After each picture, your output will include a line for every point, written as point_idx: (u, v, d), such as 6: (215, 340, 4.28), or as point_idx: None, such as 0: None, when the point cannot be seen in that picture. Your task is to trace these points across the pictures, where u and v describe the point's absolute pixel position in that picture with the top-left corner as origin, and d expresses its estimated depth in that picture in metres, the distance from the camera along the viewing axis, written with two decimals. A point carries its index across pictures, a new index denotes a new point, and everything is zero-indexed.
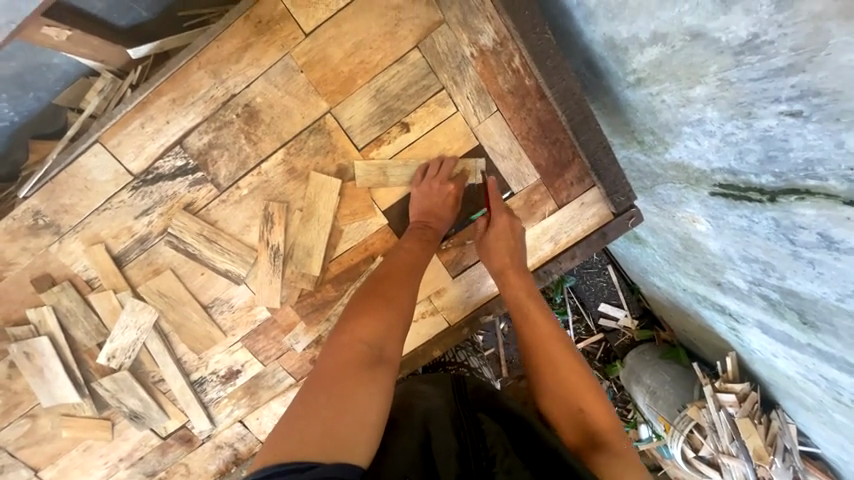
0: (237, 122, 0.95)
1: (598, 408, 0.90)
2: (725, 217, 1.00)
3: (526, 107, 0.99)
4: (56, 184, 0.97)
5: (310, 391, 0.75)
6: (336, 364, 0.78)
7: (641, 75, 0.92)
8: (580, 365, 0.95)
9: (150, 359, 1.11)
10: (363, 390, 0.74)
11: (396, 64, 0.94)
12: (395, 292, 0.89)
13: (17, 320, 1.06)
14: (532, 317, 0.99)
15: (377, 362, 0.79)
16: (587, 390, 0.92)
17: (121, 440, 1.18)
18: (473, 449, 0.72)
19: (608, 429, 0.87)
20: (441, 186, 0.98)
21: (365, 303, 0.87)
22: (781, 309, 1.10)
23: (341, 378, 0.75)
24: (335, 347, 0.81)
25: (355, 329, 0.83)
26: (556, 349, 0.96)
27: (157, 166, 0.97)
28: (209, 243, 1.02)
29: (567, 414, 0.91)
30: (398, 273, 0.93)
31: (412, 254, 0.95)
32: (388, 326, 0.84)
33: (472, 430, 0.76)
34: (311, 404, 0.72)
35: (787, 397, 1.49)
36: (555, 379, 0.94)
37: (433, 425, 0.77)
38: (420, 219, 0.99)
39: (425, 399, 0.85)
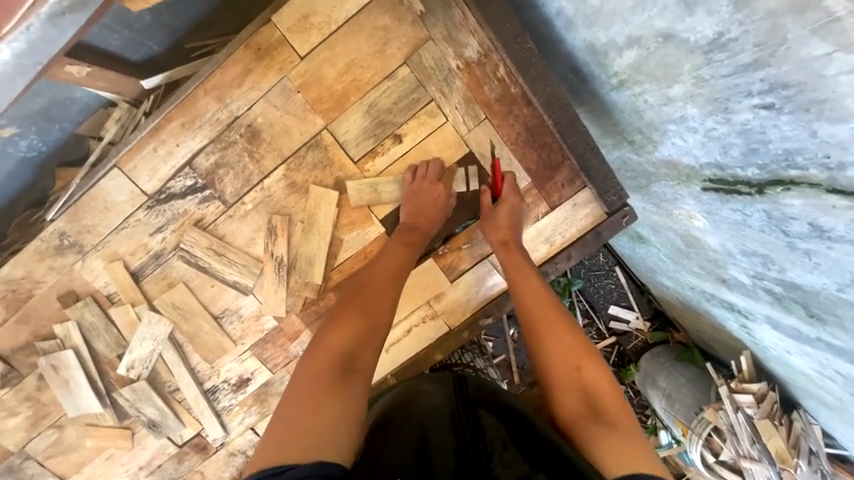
0: (241, 141, 1.02)
1: (597, 373, 0.90)
2: (719, 211, 1.01)
3: (513, 114, 1.02)
4: (79, 207, 1.06)
5: (291, 397, 0.81)
6: (312, 374, 0.83)
7: (623, 77, 0.94)
8: (578, 331, 0.96)
9: (166, 369, 1.17)
10: (338, 398, 0.79)
11: (387, 80, 0.99)
12: (371, 299, 0.93)
13: (46, 335, 1.14)
14: (531, 288, 0.99)
15: (351, 369, 0.84)
16: (587, 354, 0.92)
17: (140, 449, 1.24)
18: (472, 444, 0.74)
19: (608, 393, 0.88)
20: (429, 186, 1.01)
21: (341, 311, 0.92)
22: (787, 303, 1.08)
23: (317, 387, 0.80)
24: (311, 357, 0.86)
25: (329, 339, 0.88)
26: (556, 320, 0.95)
27: (169, 186, 1.05)
28: (218, 256, 1.08)
29: (568, 381, 0.90)
30: (375, 282, 0.96)
31: (394, 260, 0.99)
32: (364, 332, 0.89)
33: (472, 426, 0.78)
34: (293, 411, 0.78)
35: (807, 396, 1.44)
36: (555, 345, 0.93)
37: (431, 421, 0.79)
38: (409, 220, 1.02)
39: (426, 398, 0.87)
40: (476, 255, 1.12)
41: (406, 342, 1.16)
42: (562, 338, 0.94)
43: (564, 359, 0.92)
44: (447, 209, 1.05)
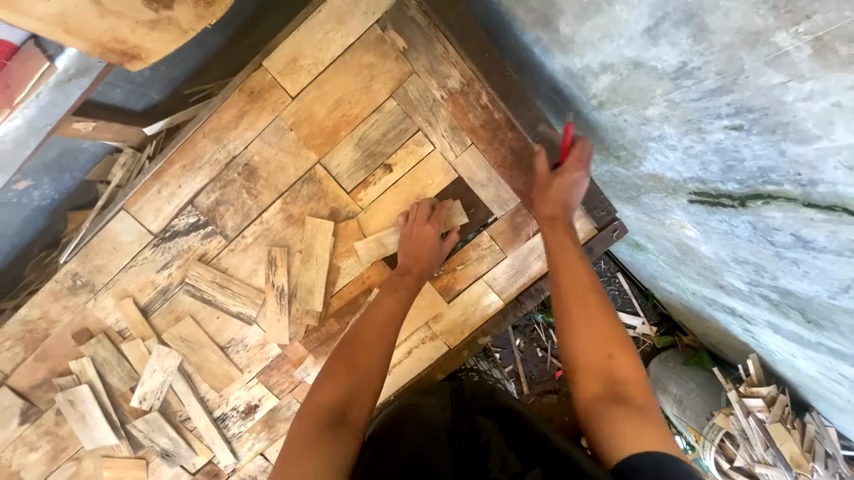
0: (239, 179, 1.06)
1: (627, 362, 0.87)
2: (707, 222, 1.02)
3: (498, 138, 1.05)
4: (90, 248, 1.11)
5: (284, 457, 0.80)
6: (304, 432, 0.83)
7: (602, 99, 0.96)
8: (615, 316, 0.92)
9: (177, 399, 1.21)
10: (329, 451, 0.79)
11: (375, 113, 1.04)
12: (361, 355, 0.95)
13: (62, 371, 1.19)
14: (568, 267, 0.97)
15: (340, 424, 0.84)
16: (619, 342, 0.89)
17: (155, 478, 1.27)
18: (468, 450, 0.77)
19: (633, 383, 0.84)
20: (419, 228, 1.04)
21: (332, 368, 0.94)
22: (784, 308, 1.09)
23: (307, 443, 0.80)
24: (303, 418, 0.87)
25: (315, 397, 0.90)
26: (593, 303, 0.93)
27: (173, 224, 1.10)
28: (222, 289, 1.12)
29: (595, 362, 0.88)
30: (369, 335, 0.98)
31: (382, 311, 1.01)
32: (353, 388, 0.91)
33: (468, 432, 0.82)
34: (286, 466, 0.77)
35: (818, 399, 1.41)
36: (587, 325, 0.91)
37: (432, 432, 0.82)
38: (404, 262, 1.06)
39: (425, 413, 0.90)
40: (471, 275, 1.14)
41: (407, 362, 1.19)
42: (595, 319, 0.91)
43: (594, 341, 0.89)
44: (440, 254, 1.08)
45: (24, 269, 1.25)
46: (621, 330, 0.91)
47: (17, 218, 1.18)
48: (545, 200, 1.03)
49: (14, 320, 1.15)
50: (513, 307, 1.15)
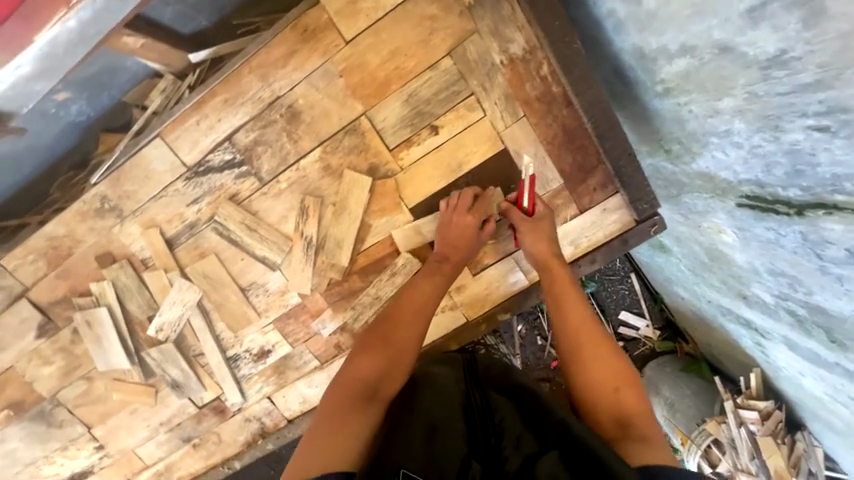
0: (281, 121, 1.03)
1: (634, 395, 0.89)
2: (751, 228, 1.00)
3: (552, 114, 1.02)
4: (121, 172, 1.09)
5: (317, 423, 0.88)
6: (339, 401, 0.90)
7: (669, 85, 0.93)
8: (620, 353, 0.94)
9: (193, 334, 1.22)
10: (359, 420, 0.88)
11: (429, 70, 0.99)
12: (399, 335, 0.98)
13: (81, 292, 1.19)
14: (573, 307, 0.99)
15: (372, 399, 0.92)
16: (626, 376, 0.92)
17: (163, 406, 1.30)
18: (482, 428, 0.86)
19: (643, 417, 0.86)
20: (460, 217, 1.01)
21: (369, 342, 0.98)
22: (808, 326, 1.08)
23: (342, 412, 0.89)
24: (338, 384, 0.94)
25: (350, 369, 0.95)
26: (593, 342, 0.95)
27: (208, 159, 1.07)
28: (250, 231, 1.11)
29: (604, 399, 0.90)
30: (403, 315, 1.00)
31: (420, 295, 1.01)
32: (387, 366, 0.95)
33: (483, 408, 0.90)
34: (321, 431, 0.86)
35: (814, 419, 1.44)
36: (596, 364, 0.93)
37: (448, 406, 0.90)
38: (442, 250, 1.03)
39: (439, 382, 0.97)
40: (501, 251, 1.13)
41: (424, 328, 1.20)
42: (601, 358, 0.93)
43: (601, 378, 0.92)
44: (479, 246, 1.05)
45: (49, 187, 1.24)
46: (628, 365, 0.93)
47: (48, 132, 1.15)
48: (538, 234, 1.01)
49: (39, 235, 1.15)
50: (537, 289, 1.14)
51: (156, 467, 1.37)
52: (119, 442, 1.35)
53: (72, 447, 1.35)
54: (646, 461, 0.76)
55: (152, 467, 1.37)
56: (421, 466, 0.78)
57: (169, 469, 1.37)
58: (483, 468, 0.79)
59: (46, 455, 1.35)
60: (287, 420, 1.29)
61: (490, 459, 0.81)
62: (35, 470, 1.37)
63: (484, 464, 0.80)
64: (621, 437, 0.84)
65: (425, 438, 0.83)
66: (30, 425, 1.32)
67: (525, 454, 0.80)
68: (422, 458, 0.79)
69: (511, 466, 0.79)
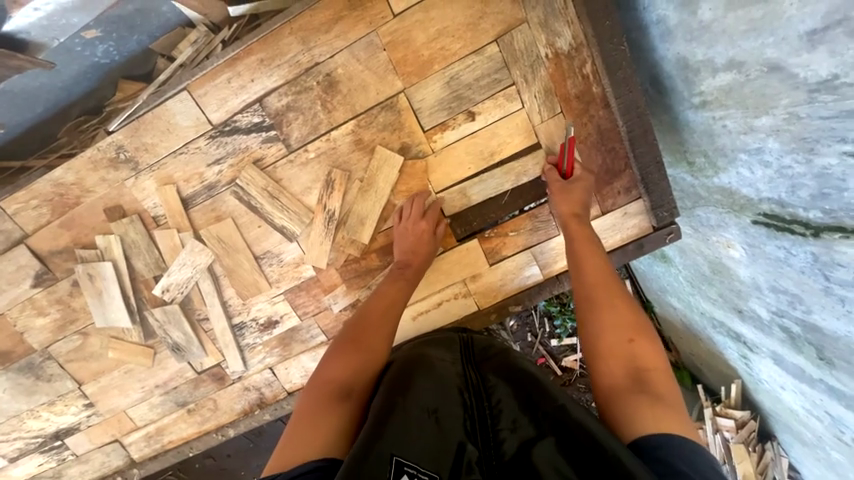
0: (317, 88, 1.01)
1: (650, 349, 0.85)
2: (762, 246, 1.04)
3: (589, 113, 1.03)
4: (142, 123, 1.05)
5: (294, 422, 0.81)
6: (308, 406, 0.83)
7: (707, 98, 0.95)
8: (637, 308, 0.91)
9: (199, 298, 1.19)
10: (333, 415, 0.80)
11: (474, 55, 0.99)
12: (363, 340, 0.96)
13: (86, 244, 1.15)
14: (593, 259, 0.99)
15: (346, 396, 0.85)
16: (642, 329, 0.88)
17: (160, 369, 1.28)
18: (479, 409, 0.78)
19: (657, 370, 0.82)
20: (414, 225, 1.05)
21: (337, 348, 0.95)
22: (799, 343, 1.15)
23: (312, 414, 0.81)
24: (306, 393, 0.87)
25: (327, 370, 0.91)
26: (612, 297, 0.93)
27: (236, 119, 1.04)
28: (272, 199, 1.09)
29: (616, 348, 0.86)
30: (374, 313, 1.01)
31: (386, 299, 1.03)
32: (364, 366, 0.91)
33: (480, 392, 0.81)
34: (292, 434, 0.78)
35: (785, 430, 1.55)
36: (612, 314, 0.91)
37: (444, 387, 0.82)
38: (401, 257, 1.08)
39: (436, 363, 0.90)
40: (520, 244, 1.14)
41: (435, 313, 1.20)
42: (617, 309, 0.91)
43: (615, 328, 0.89)
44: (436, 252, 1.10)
45: (58, 131, 1.18)
46: (644, 320, 0.90)
47: (63, 72, 1.09)
48: (566, 196, 1.02)
49: (44, 180, 1.09)
50: (550, 284, 1.16)
51: (147, 429, 1.35)
52: (110, 401, 1.32)
53: (59, 403, 1.32)
54: (651, 430, 0.70)
55: (142, 429, 1.36)
56: (413, 454, 0.69)
57: (160, 432, 1.35)
58: (479, 455, 0.71)
59: (31, 409, 1.33)
60: (287, 393, 1.29)
61: (487, 446, 0.72)
62: (18, 422, 1.35)
63: (480, 450, 0.71)
64: (631, 387, 0.79)
65: (424, 423, 0.74)
66: (16, 377, 1.29)
67: (522, 439, 0.71)
68: (418, 446, 0.70)
69: (508, 451, 0.70)
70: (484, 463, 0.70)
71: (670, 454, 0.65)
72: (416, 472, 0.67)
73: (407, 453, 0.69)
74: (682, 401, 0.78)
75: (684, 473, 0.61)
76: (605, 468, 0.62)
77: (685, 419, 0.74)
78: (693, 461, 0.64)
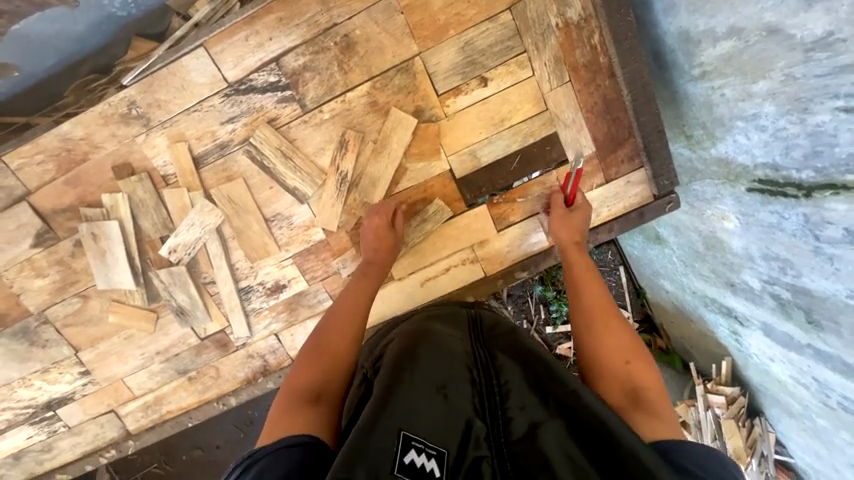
0: (334, 49, 1.03)
1: (648, 369, 0.89)
2: (755, 213, 1.11)
3: (595, 83, 1.07)
4: (156, 79, 1.04)
5: (269, 424, 0.82)
6: (280, 407, 0.85)
7: (706, 69, 1.01)
8: (634, 333, 0.95)
9: (206, 261, 1.18)
10: (306, 414, 0.81)
11: (488, 22, 1.02)
12: (331, 341, 0.97)
13: (91, 203, 1.13)
14: (591, 285, 1.03)
15: (315, 399, 0.86)
16: (639, 352, 0.92)
17: (161, 335, 1.26)
18: (487, 387, 0.79)
19: (652, 388, 0.86)
20: (371, 221, 1.10)
21: (306, 353, 0.96)
22: (789, 310, 1.21)
23: (287, 413, 0.82)
24: (280, 397, 0.88)
25: (297, 374, 0.92)
26: (610, 319, 0.97)
27: (252, 78, 1.05)
28: (285, 159, 1.10)
29: (613, 369, 0.90)
30: (340, 316, 1.02)
31: (350, 300, 1.04)
32: (331, 372, 0.93)
33: (490, 370, 0.83)
34: (270, 430, 0.80)
35: (772, 404, 1.61)
36: (610, 336, 0.94)
37: (453, 365, 0.83)
38: (366, 256, 1.10)
39: (442, 342, 0.92)
40: (527, 211, 1.17)
41: (443, 279, 1.22)
42: (615, 332, 0.95)
43: (612, 350, 0.92)
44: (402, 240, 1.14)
45: (64, 89, 1.17)
46: (641, 344, 0.94)
47: (76, 27, 1.09)
48: (569, 223, 1.10)
49: (52, 134, 1.08)
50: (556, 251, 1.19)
51: (145, 398, 1.33)
52: (108, 369, 1.29)
53: (54, 370, 1.29)
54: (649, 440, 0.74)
55: (140, 399, 1.33)
56: (422, 430, 0.70)
57: (158, 402, 1.33)
58: (487, 432, 0.72)
59: (23, 377, 1.29)
60: (292, 359, 1.28)
61: (495, 423, 0.73)
62: (8, 391, 1.31)
63: (489, 427, 0.72)
64: (627, 403, 0.83)
65: (434, 399, 0.75)
66: (9, 343, 1.25)
67: (530, 419, 0.72)
68: (427, 423, 0.72)
69: (516, 429, 0.71)
70: (491, 439, 0.71)
71: (681, 455, 0.69)
72: (423, 446, 0.68)
73: (414, 428, 0.70)
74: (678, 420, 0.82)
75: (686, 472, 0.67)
76: (613, 454, 0.66)
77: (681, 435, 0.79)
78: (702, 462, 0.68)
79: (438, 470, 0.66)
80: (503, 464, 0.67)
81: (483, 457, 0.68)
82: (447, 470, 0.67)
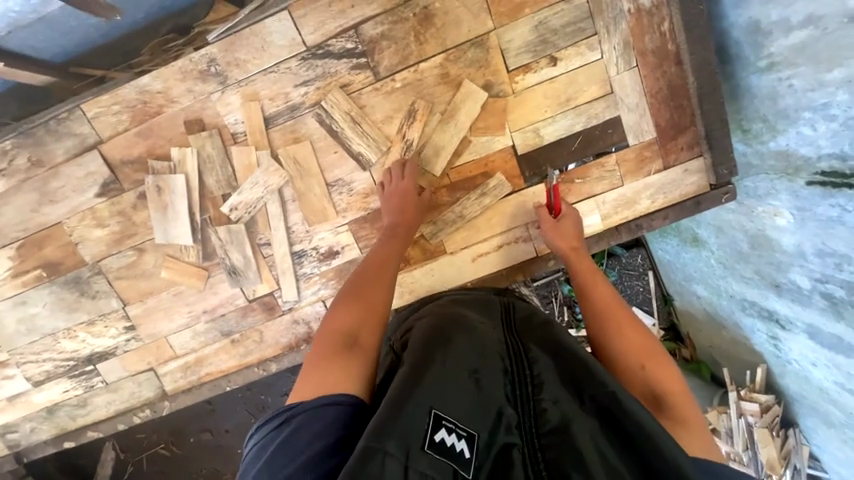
0: (413, 20, 1.06)
1: (667, 373, 0.80)
2: (814, 207, 1.12)
3: (661, 69, 1.10)
4: (237, 38, 1.08)
5: (306, 371, 0.75)
6: (318, 353, 0.77)
7: (775, 60, 1.04)
8: (646, 331, 0.87)
9: (264, 221, 1.20)
10: (346, 366, 0.74)
11: (563, 3, 1.06)
12: (366, 291, 0.89)
13: (159, 156, 1.16)
14: (596, 284, 0.97)
15: (353, 346, 0.78)
16: (654, 352, 0.83)
17: (210, 294, 1.26)
18: (518, 377, 0.71)
19: (676, 392, 0.77)
20: (395, 184, 1.10)
21: (342, 299, 0.88)
22: (841, 309, 1.21)
23: (324, 360, 0.75)
24: (317, 341, 0.80)
25: (333, 321, 0.83)
26: (619, 318, 0.89)
27: (329, 43, 1.08)
28: (353, 124, 1.13)
29: (628, 372, 0.82)
30: (374, 271, 0.95)
31: (381, 258, 0.98)
32: (369, 319, 0.84)
33: (522, 358, 0.75)
34: (306, 377, 0.74)
35: (809, 415, 1.58)
36: (623, 340, 0.86)
37: (484, 351, 0.76)
38: (390, 218, 1.08)
39: (475, 327, 0.85)
40: (585, 192, 1.19)
41: (495, 256, 1.23)
42: (626, 332, 0.87)
43: (625, 352, 0.84)
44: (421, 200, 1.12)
45: (141, 47, 1.20)
46: (655, 343, 0.85)
47: None
48: (560, 231, 1.10)
49: (130, 85, 1.10)
50: (610, 235, 1.20)
51: (186, 358, 1.33)
52: (153, 326, 1.30)
53: (100, 323, 1.29)
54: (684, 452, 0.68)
55: (180, 359, 1.33)
56: (453, 412, 0.65)
57: (199, 363, 1.32)
58: (519, 420, 0.65)
59: (68, 328, 1.30)
60: None
61: (526, 412, 0.66)
62: (52, 342, 1.31)
63: (520, 415, 0.65)
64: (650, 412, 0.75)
65: (465, 386, 0.69)
66: (60, 292, 1.26)
67: (563, 413, 0.64)
68: (459, 406, 0.66)
69: (547, 422, 0.64)
70: (522, 427, 0.64)
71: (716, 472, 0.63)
72: (454, 427, 0.63)
73: (445, 409, 0.65)
74: (705, 428, 0.74)
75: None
76: (656, 466, 0.58)
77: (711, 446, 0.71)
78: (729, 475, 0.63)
79: (468, 452, 0.60)
80: (534, 453, 0.61)
81: (513, 444, 0.62)
82: (477, 453, 0.61)
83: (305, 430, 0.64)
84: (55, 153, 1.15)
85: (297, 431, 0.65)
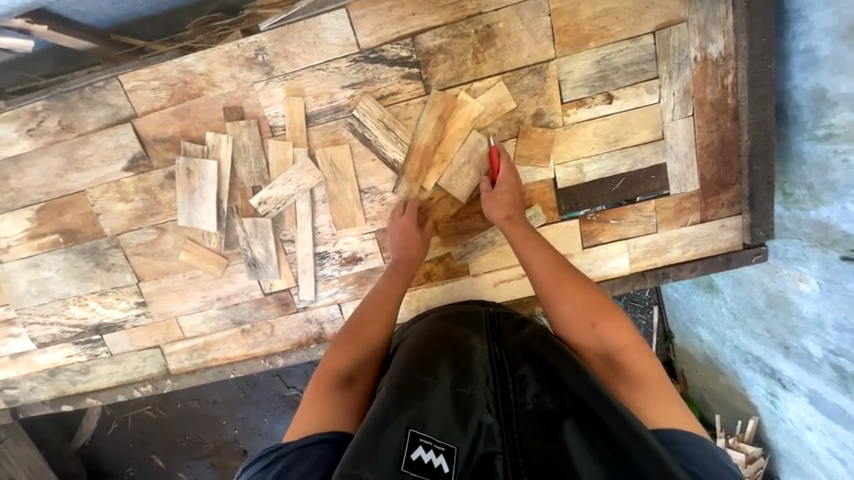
0: (473, 37, 1.03)
1: (616, 325, 0.80)
2: (843, 282, 1.12)
3: (717, 123, 1.07)
4: (290, 30, 1.04)
5: (300, 411, 0.76)
6: (311, 393, 0.78)
7: (834, 131, 1.02)
8: (595, 291, 0.87)
9: (291, 219, 1.18)
10: (338, 405, 0.75)
11: (629, 41, 1.03)
12: (365, 329, 0.91)
13: (193, 138, 1.13)
14: (543, 254, 0.96)
15: (348, 385, 0.79)
16: (604, 310, 0.83)
17: (227, 282, 1.25)
18: (497, 381, 0.68)
19: (628, 346, 0.77)
20: (404, 221, 1.10)
21: (339, 337, 0.89)
22: (850, 383, 1.23)
23: (319, 400, 0.76)
24: (313, 379, 0.81)
25: (329, 361, 0.84)
26: (569, 286, 0.88)
27: (383, 48, 1.05)
28: (386, 131, 1.10)
29: (583, 337, 0.82)
30: (374, 310, 0.95)
31: (384, 295, 0.99)
32: (364, 358, 0.85)
33: (502, 362, 0.71)
34: (301, 417, 0.74)
35: (793, 472, 1.60)
36: (572, 304, 0.86)
37: (463, 357, 0.73)
38: (397, 253, 1.09)
39: (453, 331, 0.81)
40: (617, 234, 1.17)
41: (517, 284, 1.22)
42: (573, 296, 0.87)
43: (575, 317, 0.84)
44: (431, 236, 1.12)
45: (187, 22, 1.16)
46: (605, 301, 0.85)
47: None
48: (494, 202, 1.05)
49: (174, 63, 1.07)
50: (635, 279, 1.19)
51: (194, 342, 1.32)
52: (164, 305, 1.29)
53: (111, 295, 1.28)
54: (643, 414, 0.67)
55: (188, 341, 1.32)
56: (432, 426, 0.63)
57: (206, 347, 1.32)
58: (501, 427, 0.62)
59: (79, 296, 1.28)
60: None
61: (509, 417, 0.63)
62: (60, 307, 1.30)
63: (501, 421, 0.63)
64: (609, 374, 0.75)
65: (441, 395, 0.66)
66: (75, 259, 1.24)
67: (544, 414, 0.63)
68: (436, 416, 0.64)
69: (530, 424, 0.62)
70: (506, 434, 0.62)
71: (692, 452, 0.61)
72: (432, 442, 0.61)
73: (422, 423, 0.63)
74: (661, 370, 0.75)
75: (699, 476, 0.59)
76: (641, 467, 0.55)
77: (675, 398, 0.70)
78: (704, 456, 0.61)
79: (448, 467, 0.59)
80: (516, 461, 0.59)
81: (495, 454, 0.60)
82: (458, 467, 0.60)
83: (294, 470, 0.63)
84: (86, 121, 1.12)
85: (285, 471, 0.63)
